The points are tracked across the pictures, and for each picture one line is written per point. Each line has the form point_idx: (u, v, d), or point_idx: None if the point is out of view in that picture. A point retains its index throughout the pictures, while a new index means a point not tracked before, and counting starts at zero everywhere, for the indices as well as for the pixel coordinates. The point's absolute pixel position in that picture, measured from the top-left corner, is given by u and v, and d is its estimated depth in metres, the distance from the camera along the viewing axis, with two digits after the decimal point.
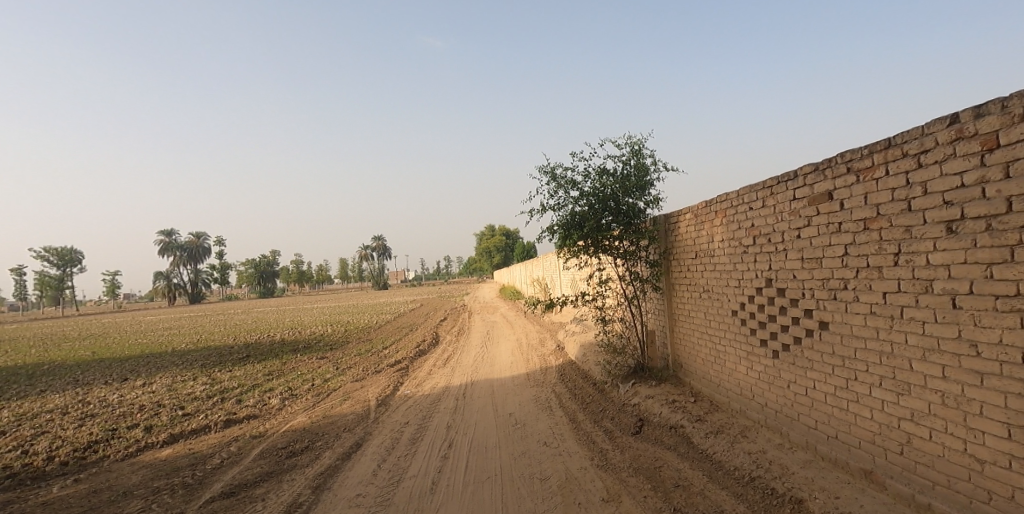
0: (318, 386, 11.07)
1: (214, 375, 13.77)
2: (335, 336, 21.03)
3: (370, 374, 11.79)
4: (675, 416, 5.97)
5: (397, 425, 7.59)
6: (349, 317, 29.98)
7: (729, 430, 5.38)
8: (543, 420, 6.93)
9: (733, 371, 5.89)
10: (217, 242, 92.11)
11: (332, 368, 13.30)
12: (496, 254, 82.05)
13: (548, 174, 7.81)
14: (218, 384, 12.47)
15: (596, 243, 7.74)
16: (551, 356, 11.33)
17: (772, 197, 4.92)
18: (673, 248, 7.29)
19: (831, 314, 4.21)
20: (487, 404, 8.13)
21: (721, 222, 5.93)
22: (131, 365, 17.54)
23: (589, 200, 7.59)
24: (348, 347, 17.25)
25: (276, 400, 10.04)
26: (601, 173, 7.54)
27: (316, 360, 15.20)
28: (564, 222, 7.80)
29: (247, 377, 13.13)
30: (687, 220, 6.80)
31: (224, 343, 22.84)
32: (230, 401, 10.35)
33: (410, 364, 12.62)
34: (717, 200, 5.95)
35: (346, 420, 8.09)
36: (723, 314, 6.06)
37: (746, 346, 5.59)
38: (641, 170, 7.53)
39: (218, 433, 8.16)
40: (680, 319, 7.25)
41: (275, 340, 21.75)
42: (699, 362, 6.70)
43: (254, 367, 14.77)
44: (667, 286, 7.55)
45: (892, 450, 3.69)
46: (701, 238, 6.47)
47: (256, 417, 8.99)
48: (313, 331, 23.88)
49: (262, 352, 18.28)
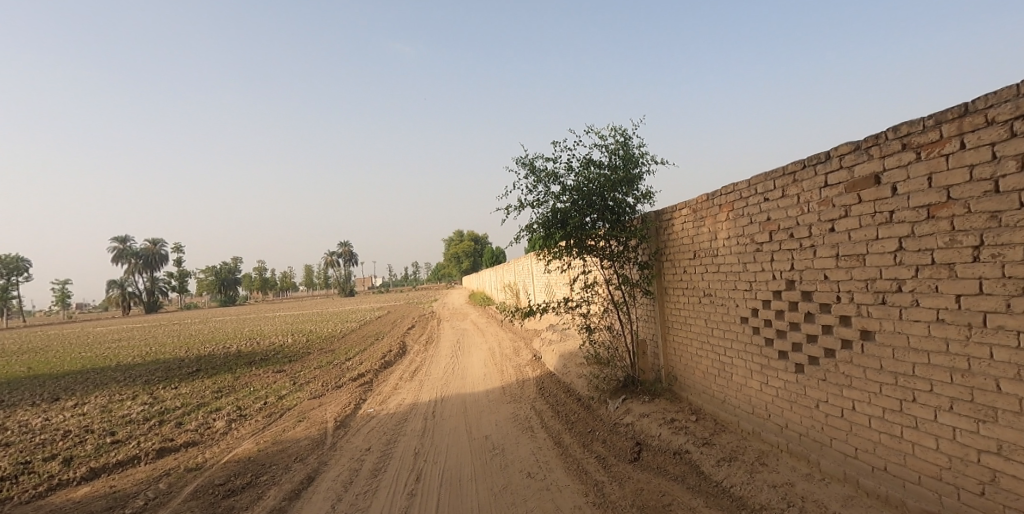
0: (271, 405, 9.97)
1: (157, 394, 12.46)
2: (296, 347, 19.76)
3: (330, 390, 10.74)
4: (678, 439, 5.22)
5: (357, 452, 6.62)
6: (312, 325, 28.55)
7: (744, 457, 4.65)
8: (525, 444, 6.10)
9: (742, 386, 5.18)
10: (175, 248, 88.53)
11: (289, 383, 12.17)
12: (464, 259, 81.05)
13: (526, 165, 7.01)
14: (159, 404, 11.19)
15: (580, 242, 6.97)
16: (528, 367, 10.47)
17: (796, 184, 4.21)
18: (666, 247, 6.58)
19: (878, 322, 3.53)
20: (460, 425, 7.24)
21: (727, 216, 5.21)
22: (67, 382, 15.93)
23: (573, 195, 6.81)
24: (309, 359, 16.06)
25: (221, 422, 8.90)
26: (585, 165, 6.76)
27: (271, 374, 13.99)
28: (544, 219, 6.98)
29: (193, 395, 11.88)
30: (684, 216, 6.08)
31: (174, 356, 21.28)
32: (169, 424, 9.16)
33: (375, 377, 11.62)
34: (723, 190, 5.22)
35: (299, 446, 7.09)
36: (728, 321, 5.34)
37: (759, 358, 4.88)
38: (630, 161, 6.76)
39: (149, 466, 7.04)
40: (674, 325, 6.52)
41: (231, 352, 20.31)
42: (699, 375, 5.99)
43: (203, 383, 13.47)
44: (659, 289, 6.80)
45: (970, 489, 3.08)
46: (700, 235, 5.74)
47: (196, 444, 7.87)
48: (273, 342, 22.48)
49: (213, 365, 16.89)
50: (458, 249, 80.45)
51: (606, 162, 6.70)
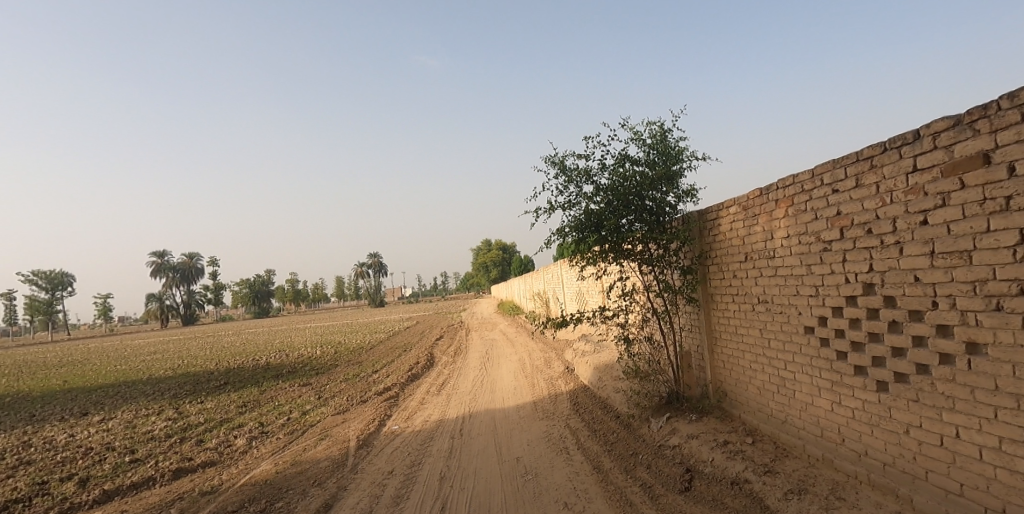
0: (293, 421, 9.62)
1: (182, 409, 12.27)
2: (323, 359, 19.55)
3: (354, 405, 10.35)
4: (735, 466, 4.62)
5: (378, 476, 6.17)
6: (341, 337, 28.42)
7: (815, 488, 4.03)
8: (560, 469, 5.57)
9: (808, 406, 4.57)
10: (210, 262, 90.57)
11: (313, 397, 11.84)
12: (492, 268, 80.76)
13: (556, 164, 6.51)
14: (182, 420, 10.96)
15: (616, 247, 6.42)
16: (560, 380, 9.90)
17: (875, 172, 3.62)
18: (712, 250, 5.99)
19: (992, 333, 2.96)
20: (488, 445, 6.72)
21: (785, 213, 4.61)
22: (98, 396, 15.98)
23: (607, 195, 6.27)
24: (336, 372, 15.77)
25: (242, 440, 8.56)
26: (620, 162, 6.22)
27: (297, 387, 13.71)
28: (576, 222, 6.45)
29: (218, 410, 11.64)
30: (732, 214, 5.49)
31: (205, 368, 21.31)
32: (189, 442, 8.87)
33: (401, 391, 11.20)
34: (780, 183, 4.63)
35: (318, 468, 6.68)
36: (789, 332, 4.73)
37: (829, 374, 4.27)
38: (669, 157, 6.20)
39: (164, 489, 6.71)
40: (723, 336, 5.91)
41: (260, 365, 20.22)
42: (754, 391, 5.38)
43: (229, 397, 13.27)
44: (704, 296, 6.20)
45: None
46: (753, 235, 5.14)
47: (213, 464, 7.52)
48: (301, 354, 22.36)
49: (241, 379, 16.75)
50: (486, 259, 80.23)
51: (643, 159, 6.14)
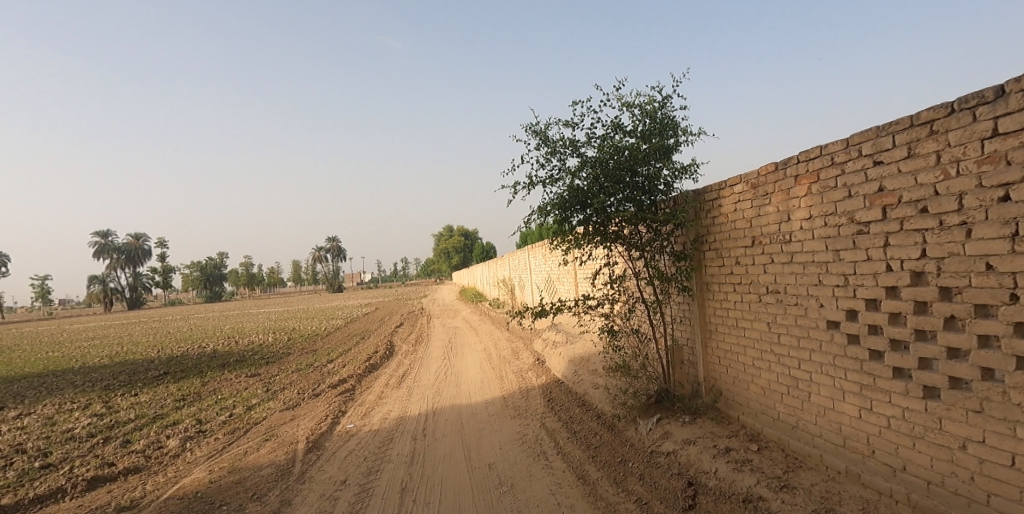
0: (236, 418, 8.65)
1: (112, 403, 11.07)
2: (275, 347, 18.40)
3: (305, 400, 9.44)
4: (745, 480, 4.05)
5: (330, 487, 5.36)
6: (295, 323, 27.09)
7: (844, 509, 3.49)
8: (539, 479, 4.88)
9: (827, 411, 4.02)
10: (158, 244, 86.41)
11: (261, 390, 10.84)
12: (454, 254, 79.61)
13: (537, 133, 5.78)
14: (110, 416, 9.81)
15: (603, 228, 5.73)
16: (531, 373, 9.24)
17: (934, 140, 3.06)
18: (710, 233, 5.38)
19: None
20: (455, 448, 5.98)
21: (809, 191, 4.01)
22: (20, 387, 14.49)
23: (594, 169, 5.57)
24: (288, 361, 14.71)
25: (175, 441, 7.58)
26: (610, 132, 5.52)
27: (244, 378, 12.63)
28: (559, 199, 5.72)
29: (152, 404, 10.51)
30: (738, 193, 4.88)
31: (145, 356, 19.82)
32: (114, 443, 7.82)
33: (358, 384, 10.33)
34: (804, 155, 4.03)
35: (260, 477, 5.81)
36: (807, 326, 4.16)
37: (858, 376, 3.72)
38: (666, 128, 5.52)
39: (74, 502, 5.73)
40: (719, 328, 5.32)
41: (206, 353, 18.89)
42: (757, 391, 4.81)
43: (167, 389, 12.10)
44: (699, 284, 5.59)
45: None
46: (764, 216, 4.54)
47: (138, 470, 6.55)
48: (252, 341, 21.06)
49: (183, 368, 15.47)
50: (449, 244, 79.13)
51: (637, 129, 5.45)
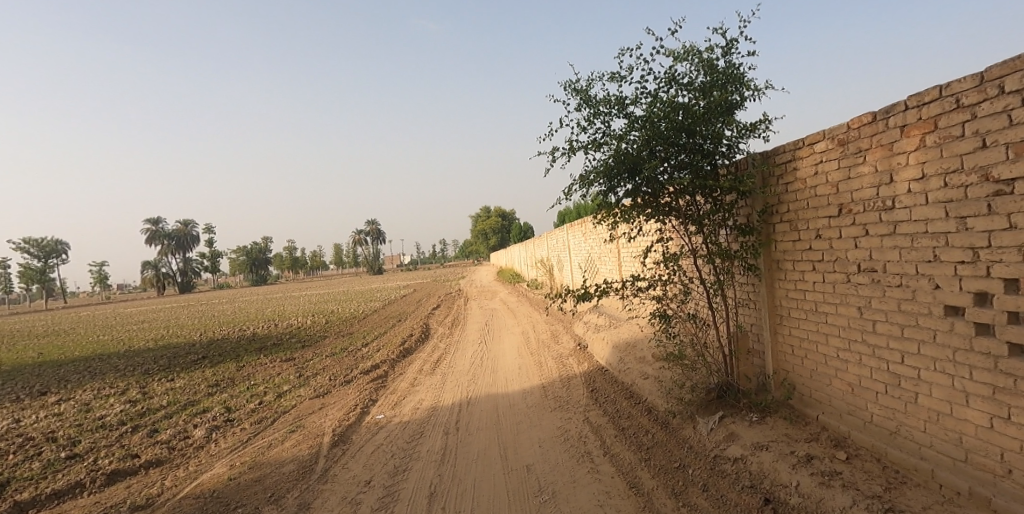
0: (265, 407, 8.33)
1: (147, 388, 10.98)
2: (312, 330, 18.30)
3: (336, 387, 9.08)
4: (838, 500, 3.41)
5: (354, 488, 4.89)
6: (334, 306, 27.13)
7: None
8: (585, 486, 4.27)
9: (942, 417, 3.28)
10: (205, 230, 88.99)
11: (292, 376, 10.55)
12: (491, 235, 79.18)
13: (578, 92, 5.09)
14: (143, 402, 9.67)
15: (654, 199, 5.00)
16: (571, 359, 8.64)
17: None
18: (782, 201, 4.59)
19: None
20: (490, 445, 5.43)
21: (922, 143, 3.23)
22: (66, 371, 14.71)
23: (644, 131, 4.84)
24: (323, 345, 14.49)
25: (201, 431, 7.29)
26: (663, 87, 4.76)
27: (278, 363, 12.42)
28: (604, 166, 5.01)
29: (185, 390, 10.35)
30: (821, 153, 4.08)
31: (187, 340, 20.04)
32: (141, 433, 7.59)
33: (391, 370, 9.92)
34: (916, 99, 3.24)
35: (281, 474, 5.40)
36: (916, 313, 3.39)
37: (990, 377, 3.00)
38: (729, 80, 4.71)
39: (90, 499, 5.44)
40: (793, 313, 4.56)
41: (245, 336, 18.95)
42: (843, 388, 4.06)
43: (202, 374, 11.99)
44: (768, 261, 4.82)
45: None
46: (857, 178, 3.74)
47: (159, 464, 6.25)
48: (291, 324, 21.09)
49: (221, 352, 15.45)
50: (485, 225, 78.77)
51: (694, 82, 4.67)
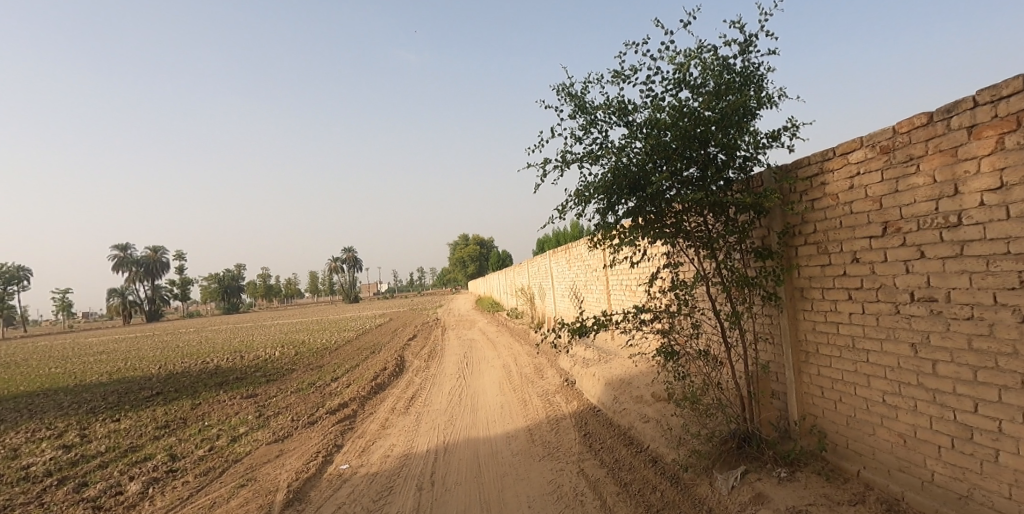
0: (215, 453, 7.39)
1: (87, 431, 9.86)
2: (280, 362, 17.21)
3: (298, 429, 8.17)
4: None
5: None
6: (305, 336, 25.95)
7: None
8: None
9: None
10: (175, 257, 86.53)
11: (251, 416, 9.57)
12: (470, 263, 78.42)
13: (572, 98, 4.50)
14: (78, 448, 8.59)
15: (660, 218, 4.37)
16: (558, 396, 7.92)
17: None
18: (805, 221, 4.00)
19: None
20: (470, 505, 4.65)
21: (1002, 144, 2.71)
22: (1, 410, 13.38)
23: (648, 141, 4.24)
24: (289, 380, 13.47)
25: (137, 484, 6.34)
26: (669, 90, 4.19)
27: (237, 400, 11.40)
28: (602, 181, 4.39)
29: (129, 433, 9.29)
30: (857, 163, 3.50)
31: (143, 373, 18.72)
32: (67, 487, 6.59)
33: (361, 409, 9.05)
34: (990, 93, 2.73)
35: None
36: (995, 352, 2.82)
37: None
38: (744, 83, 4.15)
39: None
40: (822, 350, 3.93)
41: (207, 369, 17.75)
42: (892, 440, 3.41)
43: (152, 414, 10.89)
44: (790, 290, 4.18)
45: None
46: (908, 191, 3.17)
47: None
48: (257, 356, 19.91)
49: (178, 387, 14.30)
50: (464, 253, 78.03)
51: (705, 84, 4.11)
